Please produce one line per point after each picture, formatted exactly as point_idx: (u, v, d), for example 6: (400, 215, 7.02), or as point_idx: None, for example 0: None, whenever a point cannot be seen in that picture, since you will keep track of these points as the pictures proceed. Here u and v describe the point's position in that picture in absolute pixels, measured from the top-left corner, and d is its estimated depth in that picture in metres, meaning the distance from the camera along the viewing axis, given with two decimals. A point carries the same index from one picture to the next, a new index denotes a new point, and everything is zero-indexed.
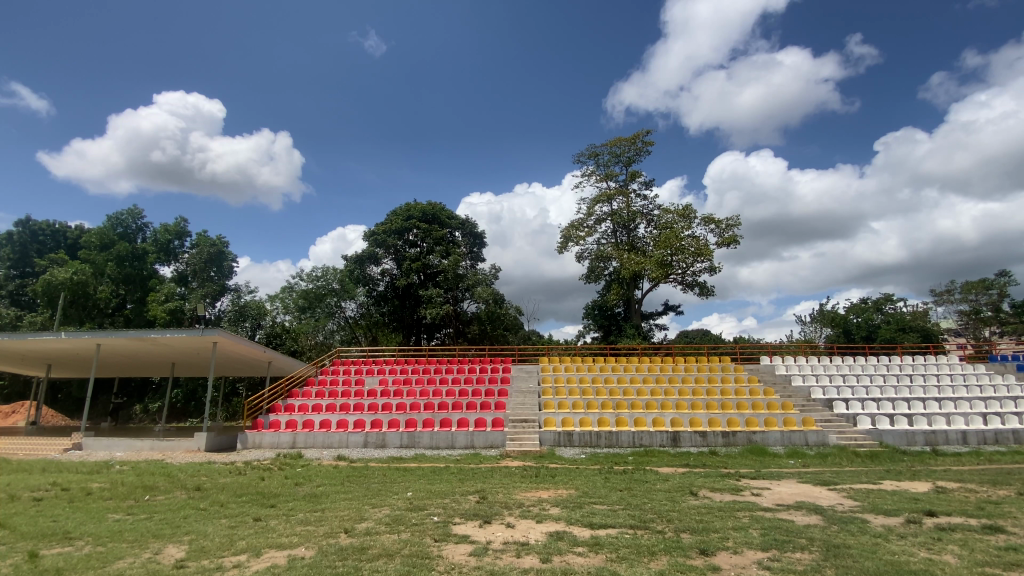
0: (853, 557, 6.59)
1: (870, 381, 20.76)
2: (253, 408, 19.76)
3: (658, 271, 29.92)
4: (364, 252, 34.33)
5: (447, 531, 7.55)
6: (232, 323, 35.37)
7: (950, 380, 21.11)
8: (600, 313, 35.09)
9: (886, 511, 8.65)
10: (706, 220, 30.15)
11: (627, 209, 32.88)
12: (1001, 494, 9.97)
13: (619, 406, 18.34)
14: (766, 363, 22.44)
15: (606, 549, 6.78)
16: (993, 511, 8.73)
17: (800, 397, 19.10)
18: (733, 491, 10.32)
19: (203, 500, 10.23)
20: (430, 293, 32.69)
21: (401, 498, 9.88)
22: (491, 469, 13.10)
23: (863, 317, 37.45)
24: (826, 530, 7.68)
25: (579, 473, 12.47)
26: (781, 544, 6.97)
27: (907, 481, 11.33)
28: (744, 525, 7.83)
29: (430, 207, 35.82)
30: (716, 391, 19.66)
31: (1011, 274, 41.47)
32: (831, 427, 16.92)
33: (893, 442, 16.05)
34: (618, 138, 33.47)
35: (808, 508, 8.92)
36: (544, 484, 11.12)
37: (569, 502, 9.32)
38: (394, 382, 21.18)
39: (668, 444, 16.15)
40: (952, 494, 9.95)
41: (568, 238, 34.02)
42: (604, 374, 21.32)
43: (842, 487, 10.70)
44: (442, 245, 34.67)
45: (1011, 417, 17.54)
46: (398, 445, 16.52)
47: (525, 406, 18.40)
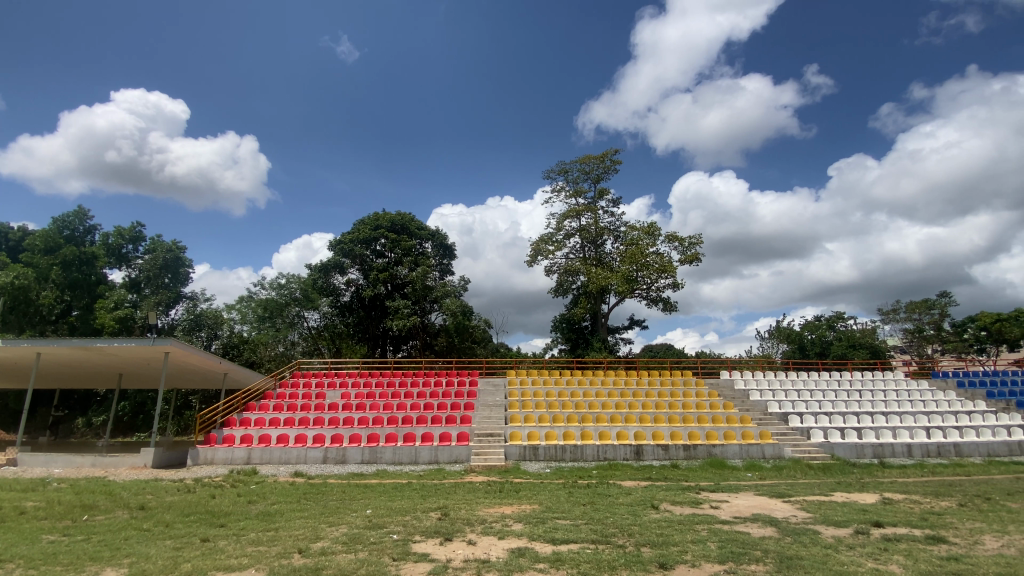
0: (805, 568, 6.77)
1: (823, 396, 21.60)
2: (206, 422, 18.89)
3: (625, 286, 30.49)
4: (330, 261, 33.67)
5: (406, 550, 7.36)
6: (187, 333, 33.92)
7: (896, 396, 22.13)
8: (568, 327, 35.41)
9: (837, 522, 8.96)
10: (670, 238, 30.99)
11: (594, 225, 33.50)
12: (942, 505, 10.50)
13: (585, 419, 18.41)
14: (725, 378, 23.02)
15: (567, 565, 6.75)
16: (936, 522, 9.17)
17: (757, 411, 19.73)
18: (693, 505, 10.48)
19: (147, 519, 9.65)
20: (397, 304, 32.18)
21: (360, 516, 9.58)
22: (455, 485, 12.86)
23: (816, 334, 39.24)
24: (780, 542, 7.89)
25: (543, 488, 12.40)
26: (738, 557, 7.11)
27: (857, 492, 11.79)
28: (703, 538, 7.95)
29: (400, 217, 35.54)
30: (678, 404, 20.05)
31: (950, 295, 44.24)
32: (787, 440, 17.45)
33: (844, 455, 16.67)
34: (587, 156, 34.19)
35: (763, 520, 9.15)
36: (508, 500, 10.99)
37: (532, 517, 9.26)
38: (356, 396, 20.68)
39: (632, 457, 16.28)
40: (897, 506, 10.43)
41: (537, 252, 34.30)
42: (570, 387, 21.40)
43: (797, 499, 11.01)
44: (410, 256, 34.36)
45: (951, 431, 18.50)
46: (359, 460, 16.07)
47: (490, 420, 18.25)
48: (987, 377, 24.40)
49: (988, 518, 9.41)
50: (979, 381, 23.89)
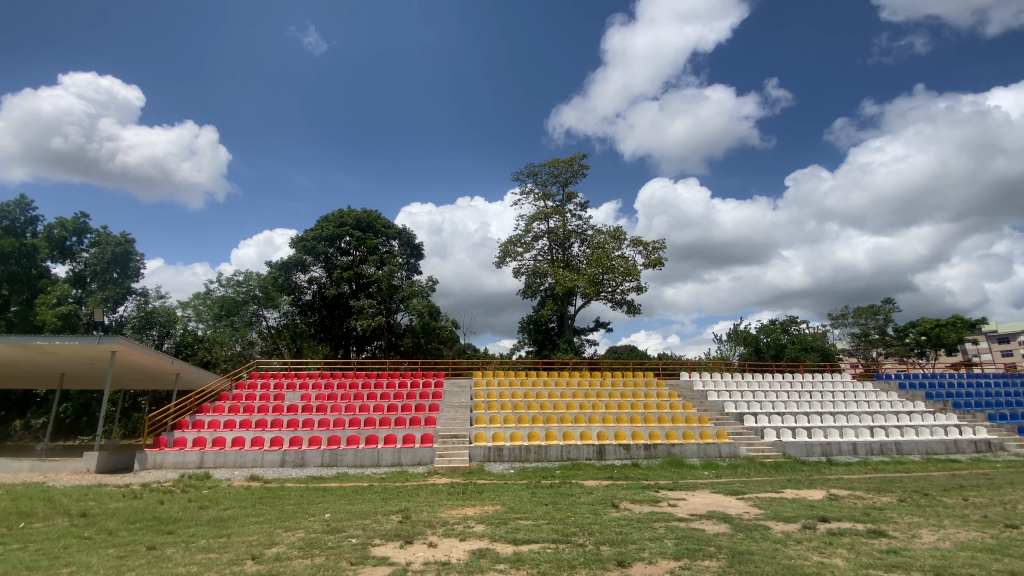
0: (755, 562, 7.05)
1: (776, 396, 22.52)
2: (156, 425, 18.04)
3: (591, 288, 30.93)
4: (291, 259, 32.75)
5: (364, 553, 7.24)
6: (136, 331, 32.31)
7: (843, 396, 23.28)
8: (535, 329, 35.62)
9: (786, 518, 9.35)
10: (635, 242, 31.64)
11: (562, 228, 33.84)
12: (883, 501, 11.12)
13: (550, 420, 18.56)
14: (685, 379, 23.65)
15: (527, 565, 6.79)
16: (877, 516, 9.69)
17: (714, 411, 20.39)
18: (651, 503, 10.72)
19: (89, 527, 9.14)
20: (361, 303, 31.61)
21: (318, 520, 9.36)
22: (417, 487, 12.72)
23: (771, 337, 40.93)
24: (733, 538, 8.16)
25: (506, 489, 12.41)
26: (692, 553, 7.32)
27: (805, 489, 12.33)
28: (659, 536, 8.15)
29: (365, 215, 34.88)
30: (639, 405, 20.47)
31: (893, 302, 46.79)
32: (742, 440, 18.09)
33: (794, 453, 17.41)
34: (557, 159, 34.48)
35: (718, 517, 9.46)
36: (471, 501, 10.96)
37: (494, 518, 9.28)
38: (316, 397, 20.18)
39: (594, 457, 16.54)
40: (842, 502, 10.97)
41: (505, 253, 34.37)
42: (535, 388, 21.51)
43: (749, 496, 11.43)
44: (376, 255, 33.76)
45: (892, 430, 19.62)
46: (318, 463, 15.71)
47: (455, 421, 18.13)
48: (924, 379, 26.00)
49: (924, 513, 10.00)
50: (917, 382, 25.40)
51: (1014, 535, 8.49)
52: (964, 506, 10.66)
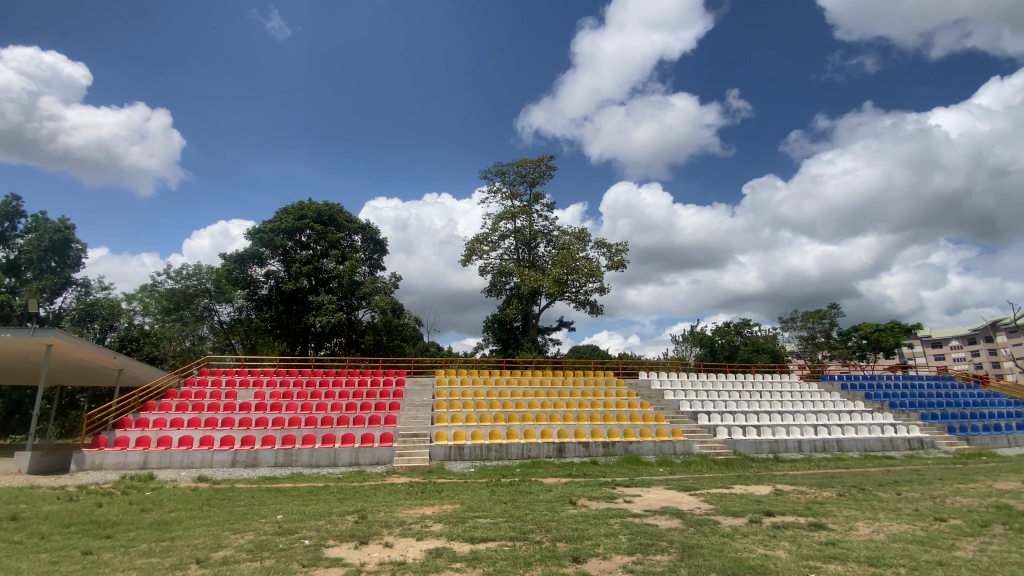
0: (704, 555, 7.30)
1: (729, 396, 23.40)
2: (95, 423, 17.03)
3: (555, 288, 31.21)
4: (247, 251, 31.58)
5: (317, 555, 7.06)
6: (76, 324, 30.42)
7: (791, 396, 24.44)
8: (500, 328, 35.68)
9: (735, 513, 9.73)
10: (599, 243, 32.16)
11: (529, 228, 34.01)
12: (824, 495, 11.75)
13: (511, 418, 18.63)
14: (644, 379, 24.26)
15: (484, 563, 6.80)
16: (818, 510, 10.24)
17: (671, 410, 21.00)
18: (608, 500, 10.93)
19: (17, 532, 8.54)
20: (321, 299, 30.79)
21: (269, 522, 9.08)
22: (375, 487, 12.53)
23: (726, 339, 42.45)
24: (684, 532, 8.44)
25: (466, 487, 12.38)
26: (645, 548, 7.53)
27: (753, 485, 12.87)
28: (614, 531, 8.34)
29: (327, 208, 34.02)
30: (599, 403, 20.85)
31: (838, 306, 49.44)
32: (696, 437, 18.71)
33: (744, 450, 18.18)
34: (525, 159, 34.65)
35: (671, 512, 9.74)
36: (430, 500, 10.87)
37: (452, 517, 9.23)
38: (271, 396, 19.54)
39: (554, 454, 16.76)
40: (787, 496, 11.53)
41: (472, 252, 34.26)
42: (498, 387, 21.55)
43: (701, 492, 11.83)
44: (337, 250, 32.95)
45: (834, 428, 20.72)
46: (272, 463, 15.23)
47: (415, 420, 17.94)
48: (864, 380, 27.57)
49: (861, 506, 10.62)
50: (858, 384, 26.91)
51: (940, 527, 9.14)
52: (896, 500, 11.38)
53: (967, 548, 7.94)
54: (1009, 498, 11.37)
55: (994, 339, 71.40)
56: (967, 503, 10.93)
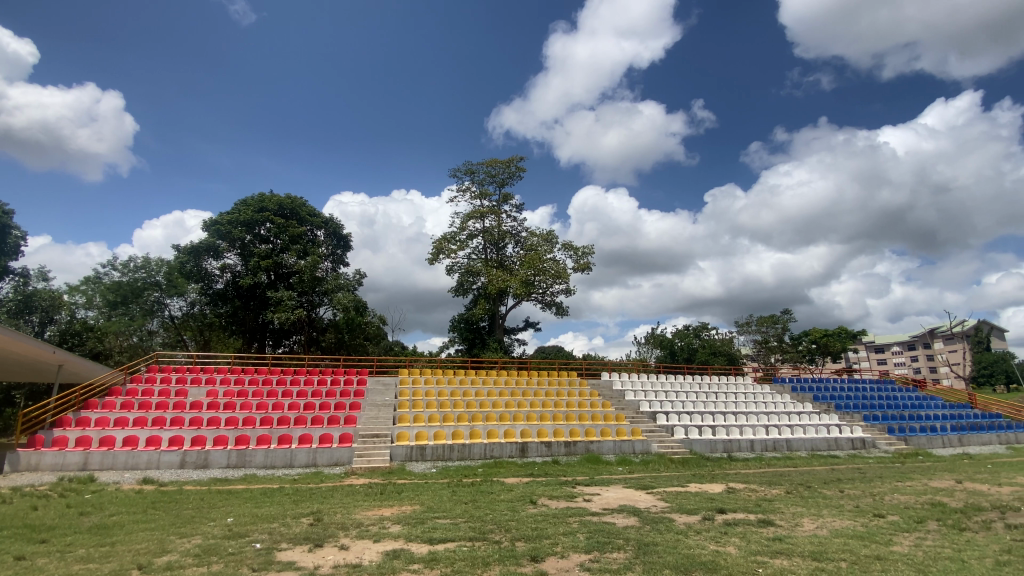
0: (659, 552, 7.50)
1: (687, 397, 24.08)
2: (30, 422, 15.96)
3: (522, 289, 31.34)
4: (202, 243, 30.34)
5: (268, 559, 6.86)
6: (12, 316, 28.51)
7: (745, 398, 25.38)
8: (466, 327, 35.52)
9: (689, 510, 10.04)
10: (566, 246, 32.53)
11: (497, 229, 34.04)
12: (773, 493, 12.26)
13: (475, 418, 18.57)
14: (606, 379, 24.70)
15: (441, 564, 6.76)
16: (767, 507, 10.69)
17: (631, 410, 21.45)
18: (568, 498, 11.07)
19: None
20: (280, 295, 29.84)
21: (218, 525, 8.75)
22: (333, 489, 12.24)
23: (685, 341, 43.70)
24: (641, 530, 8.65)
25: (426, 488, 12.28)
26: (602, 546, 7.66)
27: (707, 483, 13.31)
28: (573, 530, 8.45)
29: (289, 201, 33.06)
30: (562, 403, 21.08)
31: (790, 312, 51.64)
32: (654, 437, 19.18)
33: (700, 449, 18.73)
34: (494, 159, 34.66)
35: (628, 510, 9.95)
36: (388, 501, 10.71)
37: (411, 518, 9.13)
38: (225, 395, 18.81)
39: (516, 454, 16.82)
40: (739, 494, 11.98)
41: (439, 250, 34.00)
42: (463, 387, 21.43)
43: (657, 490, 12.13)
44: (299, 244, 32.05)
45: (784, 429, 21.64)
46: (223, 465, 14.67)
47: (377, 420, 17.64)
48: (813, 383, 28.90)
49: (807, 503, 11.13)
50: (807, 387, 28.18)
51: (879, 523, 9.68)
52: (839, 497, 11.99)
53: (902, 543, 8.45)
54: (940, 495, 12.16)
55: (930, 346, 76.30)
56: (903, 500, 11.62)
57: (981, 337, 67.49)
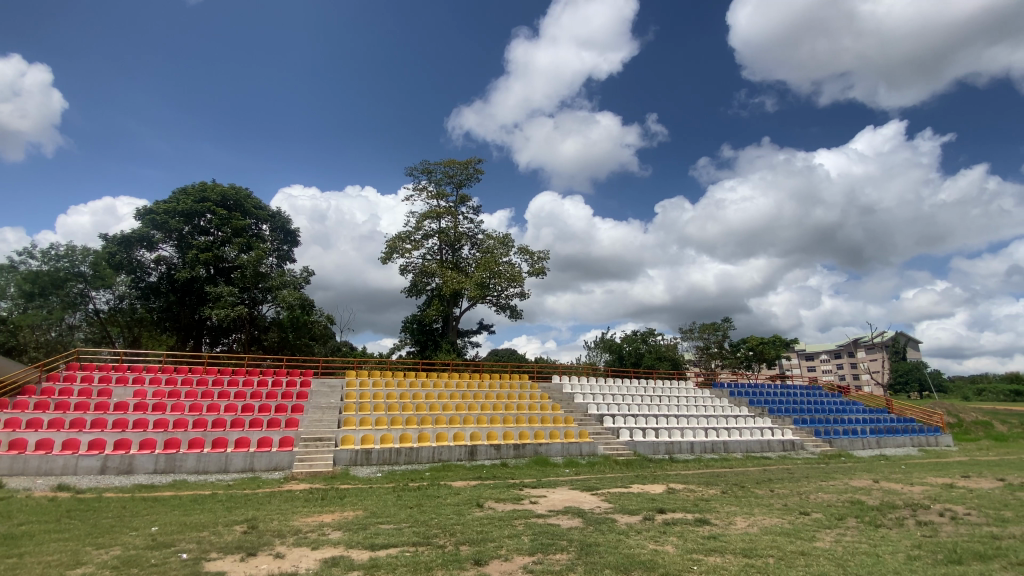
0: (600, 553, 7.67)
1: (633, 400, 24.77)
2: None
3: (477, 292, 31.25)
4: (134, 232, 28.37)
5: (196, 570, 6.48)
6: None
7: (687, 401, 26.44)
8: (418, 328, 35.05)
9: (630, 511, 10.32)
10: (522, 250, 32.77)
11: (453, 230, 33.82)
12: (710, 492, 12.82)
13: (424, 421, 18.30)
14: (557, 382, 25.03)
15: (383, 570, 6.62)
16: (703, 506, 11.15)
17: (579, 413, 21.85)
18: (514, 501, 11.13)
19: None
20: (220, 290, 28.29)
21: (141, 535, 8.17)
22: (270, 495, 11.70)
23: (632, 346, 45.11)
24: (584, 531, 8.81)
25: (370, 493, 11.98)
26: (546, 547, 7.75)
27: (649, 484, 13.75)
28: (517, 532, 8.49)
29: (233, 191, 31.50)
30: (513, 406, 21.13)
31: (729, 320, 54.24)
32: (601, 439, 19.62)
33: (643, 451, 19.26)
34: (452, 160, 34.46)
35: (572, 512, 10.11)
36: (329, 507, 10.37)
37: (352, 524, 8.88)
38: (154, 395, 17.59)
39: (465, 457, 16.70)
40: (678, 494, 12.43)
41: (392, 249, 33.39)
42: (412, 389, 21.06)
43: (602, 491, 12.42)
44: (241, 238, 30.54)
45: (722, 431, 22.71)
46: (150, 470, 13.75)
47: (320, 423, 17.03)
48: (749, 388, 30.46)
49: (741, 502, 11.70)
50: (744, 391, 29.68)
51: (804, 520, 10.32)
52: (770, 496, 12.69)
53: (825, 539, 9.05)
54: (858, 493, 13.10)
55: (854, 354, 82.30)
56: (827, 498, 12.45)
57: (897, 347, 73.49)
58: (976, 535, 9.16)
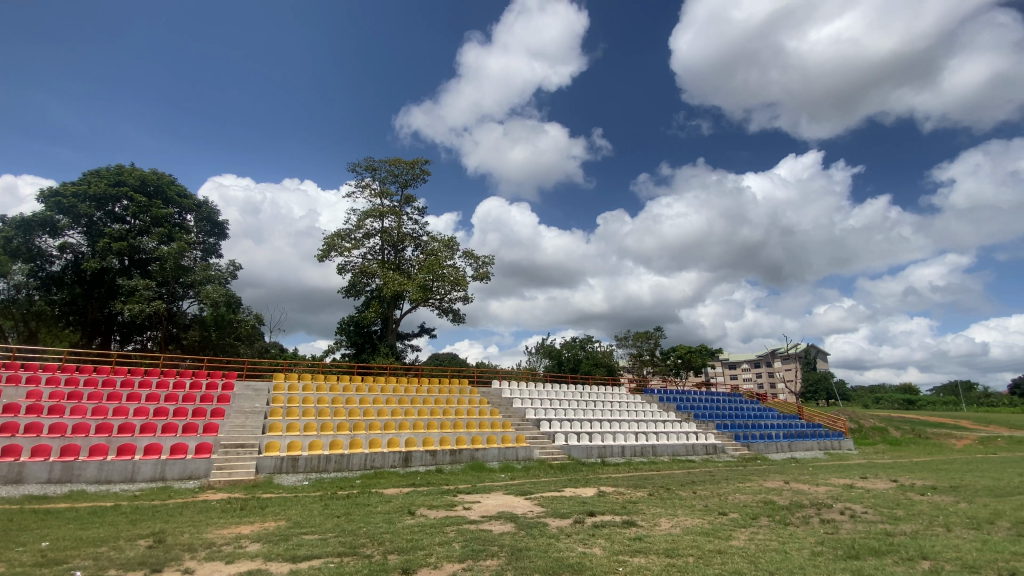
0: (530, 557, 7.74)
1: (569, 406, 25.25)
2: None
3: (419, 294, 30.73)
4: (34, 216, 25.55)
5: None
6: None
7: (620, 406, 27.36)
8: (355, 330, 34.01)
9: (562, 514, 10.49)
10: (466, 254, 32.66)
11: (396, 230, 33.16)
12: (638, 495, 13.29)
13: (357, 427, 17.72)
14: (496, 387, 25.07)
15: None
16: (631, 508, 11.56)
17: (517, 417, 22.01)
18: (448, 507, 11.00)
19: None
20: (134, 284, 26.02)
21: (28, 551, 7.31)
22: (183, 505, 10.84)
23: (570, 352, 46.24)
24: (515, 536, 8.85)
25: (295, 502, 11.42)
26: (476, 554, 7.69)
27: (581, 487, 14.09)
28: (449, 539, 8.39)
29: (155, 177, 29.20)
30: (451, 411, 20.91)
31: (661, 329, 56.83)
32: (536, 444, 19.88)
33: (577, 455, 19.67)
34: (398, 159, 33.84)
35: (505, 517, 10.14)
36: (248, 518, 9.76)
37: (273, 535, 8.40)
38: (51, 396, 15.88)
39: (399, 464, 16.34)
40: (609, 497, 12.79)
41: (331, 247, 32.19)
42: (346, 394, 20.33)
43: (535, 495, 12.56)
44: (162, 227, 28.33)
45: (652, 435, 23.68)
46: (42, 480, 12.39)
47: (243, 429, 16.02)
48: (677, 394, 31.99)
49: (667, 504, 12.23)
50: (672, 397, 31.14)
51: (722, 520, 10.97)
52: (692, 497, 13.39)
53: (740, 537, 9.63)
54: (771, 494, 14.08)
55: (771, 364, 88.68)
56: (743, 499, 13.30)
57: (808, 358, 79.95)
58: (872, 532, 10.11)
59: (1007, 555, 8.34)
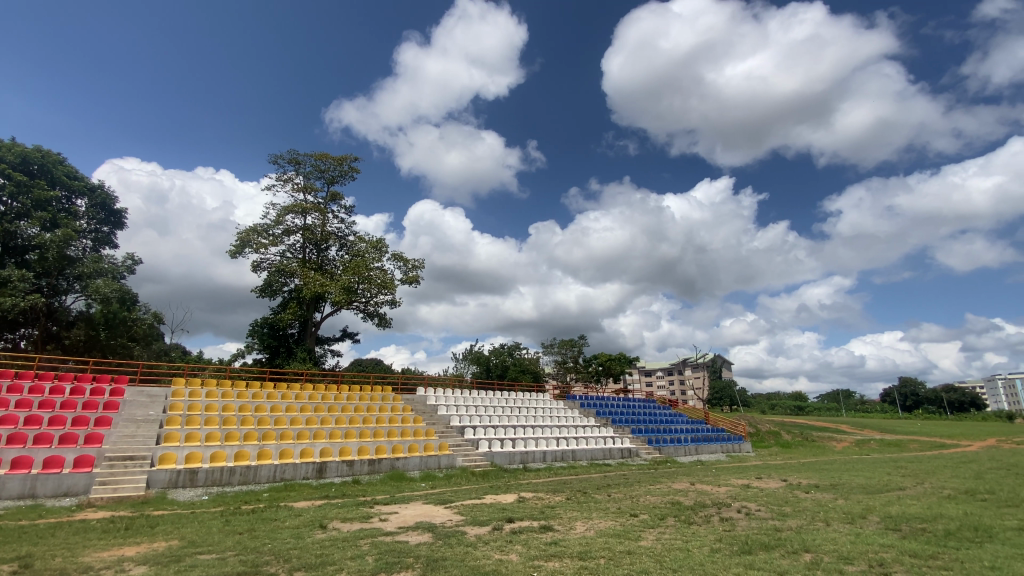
0: (446, 567, 7.67)
1: (494, 412, 25.33)
2: None
3: (342, 296, 29.52)
4: None
5: None
6: None
7: (543, 412, 27.92)
8: (269, 333, 32.00)
9: (480, 522, 10.49)
10: (395, 256, 31.93)
11: (320, 228, 31.72)
12: (556, 500, 13.62)
13: (267, 437, 16.66)
14: (420, 394, 24.61)
15: None
16: (549, 513, 11.84)
17: (440, 425, 21.77)
18: (362, 519, 10.63)
19: None
20: (6, 273, 22.78)
21: None
22: (55, 526, 9.60)
23: (497, 359, 46.48)
24: (432, 546, 8.74)
25: (191, 519, 10.50)
26: (390, 566, 7.52)
27: (502, 494, 14.20)
28: (362, 552, 8.13)
29: (39, 154, 25.90)
30: (372, 419, 20.24)
31: (584, 337, 58.82)
32: (459, 451, 19.73)
33: (499, 461, 19.80)
34: (325, 154, 32.47)
35: (423, 527, 9.97)
36: (133, 539, 8.83)
37: (162, 557, 7.66)
38: None
39: (312, 476, 15.51)
40: (528, 503, 13.01)
41: (245, 243, 30.15)
42: (257, 401, 19.04)
43: (455, 504, 12.46)
44: (45, 212, 25.07)
45: (573, 441, 24.39)
46: None
47: (133, 439, 14.45)
48: (597, 401, 33.17)
49: (583, 508, 12.63)
50: (593, 403, 32.25)
51: (634, 521, 11.53)
52: (607, 500, 13.95)
53: (648, 538, 10.17)
54: (678, 495, 15.01)
55: (683, 373, 94.71)
56: (654, 500, 14.07)
57: (715, 367, 86.27)
58: (763, 528, 11.09)
59: (875, 546, 9.48)
